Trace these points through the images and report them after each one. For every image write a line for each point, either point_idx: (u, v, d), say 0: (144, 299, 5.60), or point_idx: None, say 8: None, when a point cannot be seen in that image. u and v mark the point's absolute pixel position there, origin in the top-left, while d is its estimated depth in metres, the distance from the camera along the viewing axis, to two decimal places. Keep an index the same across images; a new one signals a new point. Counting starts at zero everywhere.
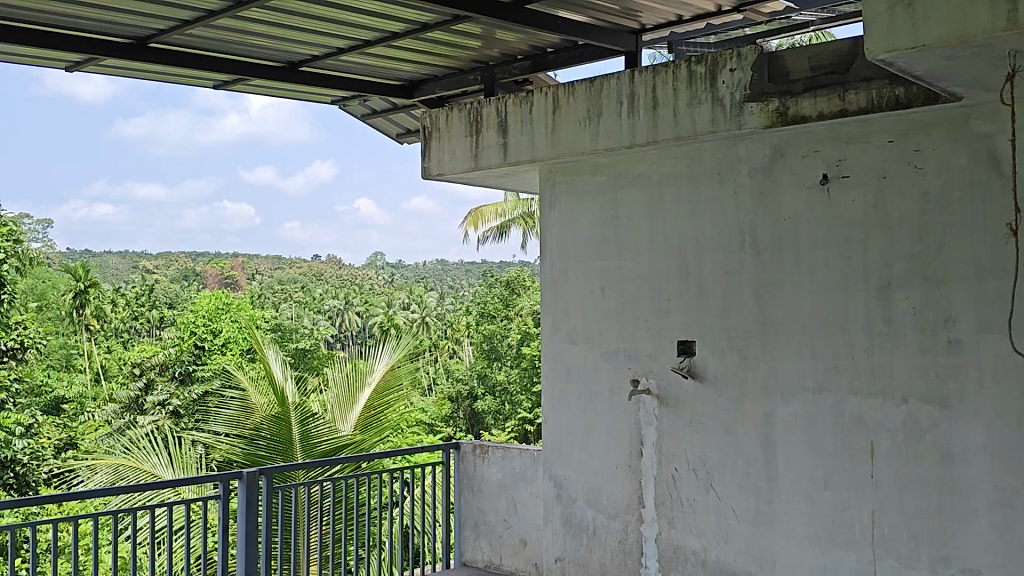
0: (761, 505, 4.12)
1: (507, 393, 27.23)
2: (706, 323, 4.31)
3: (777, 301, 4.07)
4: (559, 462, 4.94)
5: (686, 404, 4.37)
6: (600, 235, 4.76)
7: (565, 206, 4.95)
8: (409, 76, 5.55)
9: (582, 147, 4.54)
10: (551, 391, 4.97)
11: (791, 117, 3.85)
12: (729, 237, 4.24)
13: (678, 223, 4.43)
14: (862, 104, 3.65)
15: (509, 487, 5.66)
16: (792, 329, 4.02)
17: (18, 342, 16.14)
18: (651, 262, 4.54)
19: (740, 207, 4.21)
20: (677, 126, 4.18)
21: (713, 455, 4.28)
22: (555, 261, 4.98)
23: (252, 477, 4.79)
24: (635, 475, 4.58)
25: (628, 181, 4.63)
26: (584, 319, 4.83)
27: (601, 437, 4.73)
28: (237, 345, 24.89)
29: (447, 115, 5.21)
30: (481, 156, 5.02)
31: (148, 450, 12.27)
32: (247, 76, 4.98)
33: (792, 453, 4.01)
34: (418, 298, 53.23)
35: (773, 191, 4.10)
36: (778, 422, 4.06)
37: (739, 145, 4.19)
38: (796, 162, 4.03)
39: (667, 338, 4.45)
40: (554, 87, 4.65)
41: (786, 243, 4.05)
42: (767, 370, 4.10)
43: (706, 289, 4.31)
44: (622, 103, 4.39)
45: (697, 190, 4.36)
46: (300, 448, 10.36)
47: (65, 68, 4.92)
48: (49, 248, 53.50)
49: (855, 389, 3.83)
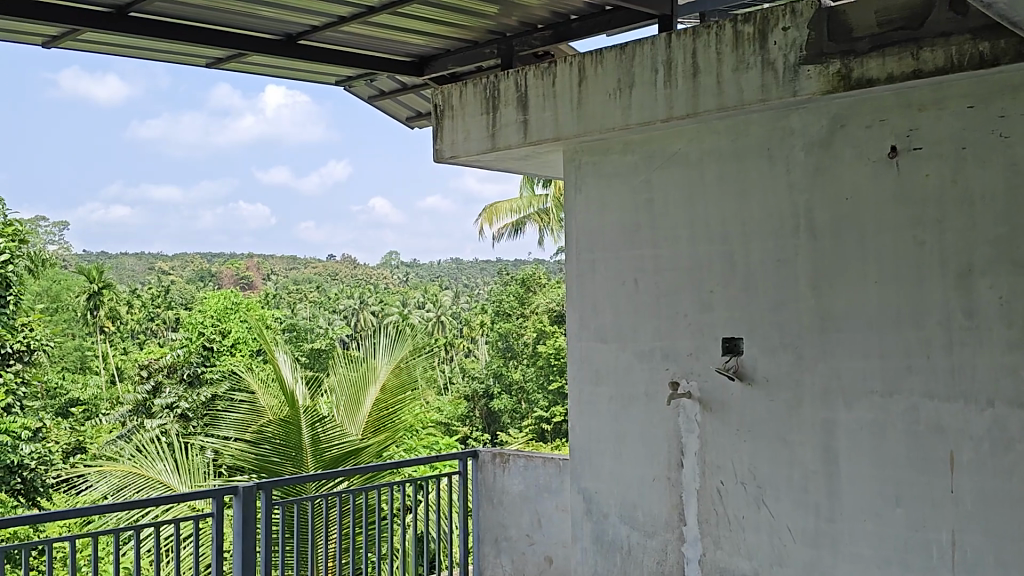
0: (821, 524, 3.62)
1: (524, 391, 26.86)
2: (755, 320, 3.82)
3: (839, 293, 3.57)
4: (587, 474, 4.46)
5: (732, 408, 3.89)
6: (631, 223, 4.28)
7: (592, 189, 4.46)
8: (419, 51, 5.08)
9: (611, 123, 4.06)
10: (580, 394, 4.50)
11: (856, 80, 3.36)
12: (780, 222, 3.75)
13: (721, 206, 3.94)
14: (939, 64, 3.15)
15: (532, 499, 5.19)
16: (854, 324, 3.52)
17: (24, 344, 15.67)
18: (691, 248, 4.05)
19: (793, 186, 3.71)
20: (721, 95, 3.70)
21: (766, 468, 3.78)
22: (581, 250, 4.51)
23: (248, 492, 4.28)
24: (676, 489, 4.09)
25: (663, 159, 4.14)
26: (615, 316, 4.35)
27: (634, 446, 4.24)
28: (247, 346, 24.23)
29: (460, 91, 4.72)
30: (499, 135, 4.53)
31: (153, 456, 11.75)
32: (242, 50, 4.53)
33: (857, 467, 3.52)
34: (433, 297, 52.72)
35: (833, 166, 3.60)
36: (839, 429, 3.57)
37: (792, 115, 3.70)
38: (858, 132, 3.53)
39: (710, 335, 3.96)
40: (580, 57, 4.17)
41: (850, 227, 3.54)
42: (827, 370, 3.59)
43: (756, 281, 3.81)
44: (657, 71, 3.90)
45: (742, 168, 3.87)
46: (310, 453, 9.90)
47: (44, 44, 4.48)
48: (65, 249, 53.46)
49: (931, 392, 3.32)
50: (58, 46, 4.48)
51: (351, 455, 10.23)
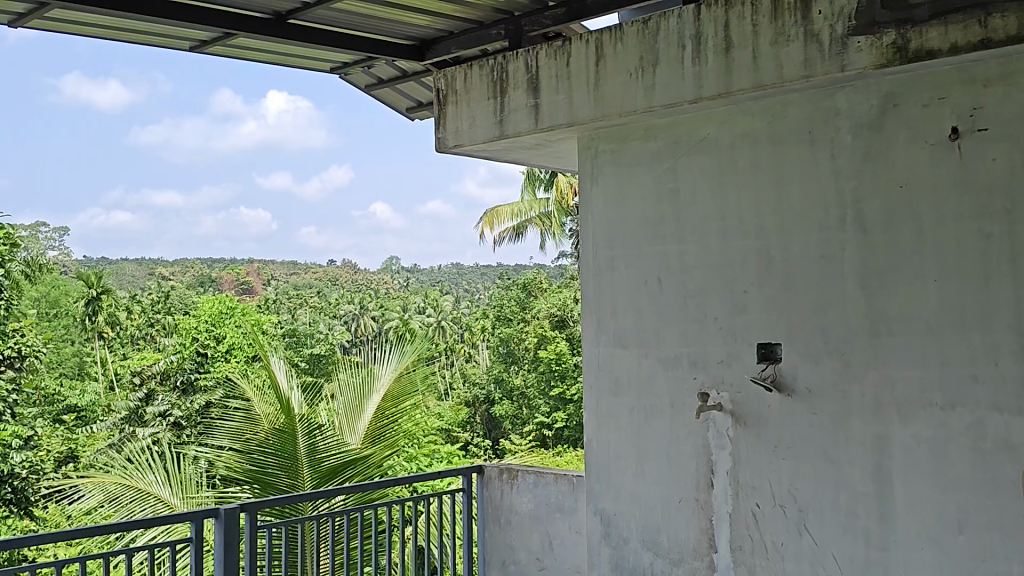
0: (872, 553, 3.22)
1: (525, 397, 26.58)
2: (797, 321, 3.41)
3: (891, 293, 3.17)
4: (606, 494, 4.06)
5: (769, 422, 3.49)
6: (654, 216, 3.89)
7: (611, 179, 4.07)
8: (419, 33, 4.68)
9: (632, 105, 3.67)
10: (596, 406, 4.11)
11: (913, 52, 2.96)
12: (824, 213, 3.35)
13: (756, 197, 3.55)
14: (1012, 31, 2.76)
15: (542, 520, 4.79)
16: (908, 329, 3.12)
17: (16, 350, 15.19)
18: (722, 242, 3.65)
19: (839, 172, 3.32)
20: (757, 72, 3.30)
21: (809, 490, 3.38)
22: (599, 247, 4.12)
23: (231, 515, 3.86)
24: (705, 512, 3.69)
25: (691, 146, 3.75)
26: (636, 319, 3.95)
27: (659, 463, 3.84)
28: (242, 352, 23.67)
29: (465, 74, 4.34)
30: (507, 122, 4.14)
31: (144, 466, 11.29)
32: (227, 29, 4.13)
33: (914, 488, 3.11)
34: (434, 302, 52.33)
35: (883, 149, 3.21)
36: (894, 447, 3.16)
37: (837, 93, 3.31)
38: (913, 113, 3.14)
39: (744, 340, 3.56)
40: (597, 33, 3.79)
41: (904, 219, 3.15)
42: (878, 379, 3.19)
43: (795, 280, 3.42)
44: (685, 46, 3.50)
45: (781, 154, 3.48)
46: (307, 464, 9.42)
47: (9, 23, 4.08)
48: (66, 256, 53.14)
49: (1000, 404, 2.92)
50: (25, 26, 4.08)
51: (352, 464, 9.79)
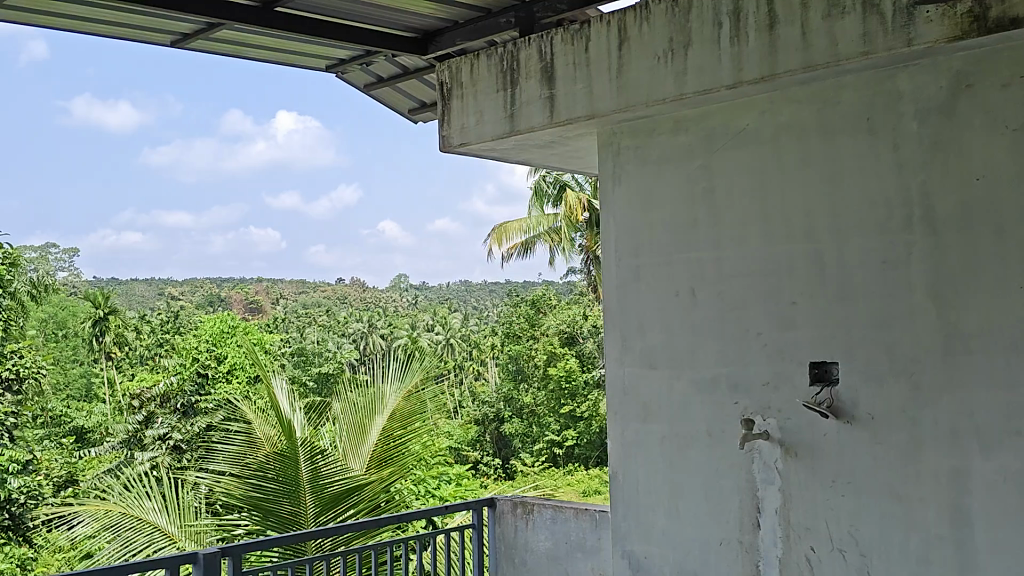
0: None
1: (535, 415, 26.12)
2: (856, 335, 2.96)
3: (968, 303, 2.72)
4: (635, 534, 3.60)
5: (823, 453, 3.04)
6: (687, 219, 3.45)
7: (635, 178, 3.64)
8: (420, 23, 4.28)
9: (660, 93, 3.25)
10: (621, 434, 3.66)
11: (995, 22, 2.53)
12: (884, 211, 2.91)
13: (804, 194, 3.11)
14: None
15: (562, 560, 4.35)
16: (990, 346, 2.67)
17: (13, 373, 14.58)
18: (764, 248, 3.21)
19: (902, 165, 2.88)
20: (808, 50, 2.87)
21: (873, 531, 2.92)
22: (624, 255, 3.68)
23: (212, 559, 3.42)
24: (750, 556, 3.22)
25: (727, 139, 3.33)
26: (666, 336, 3.51)
27: (694, 499, 3.39)
28: (243, 372, 23.41)
29: (471, 65, 3.93)
30: (519, 117, 3.72)
31: (141, 492, 10.80)
32: (213, 19, 3.70)
33: (1001, 531, 2.65)
34: (442, 320, 51.89)
35: (954, 136, 2.77)
36: (974, 482, 2.70)
37: (899, 74, 2.88)
38: (990, 94, 2.70)
39: (792, 359, 3.11)
40: (619, 14, 3.37)
41: (982, 215, 2.70)
42: (955, 405, 2.73)
43: (851, 289, 2.97)
44: (720, 24, 3.08)
45: (832, 145, 3.04)
46: (309, 490, 8.81)
47: None
48: (74, 277, 52.83)
49: None
50: None
51: (353, 491, 9.16)
